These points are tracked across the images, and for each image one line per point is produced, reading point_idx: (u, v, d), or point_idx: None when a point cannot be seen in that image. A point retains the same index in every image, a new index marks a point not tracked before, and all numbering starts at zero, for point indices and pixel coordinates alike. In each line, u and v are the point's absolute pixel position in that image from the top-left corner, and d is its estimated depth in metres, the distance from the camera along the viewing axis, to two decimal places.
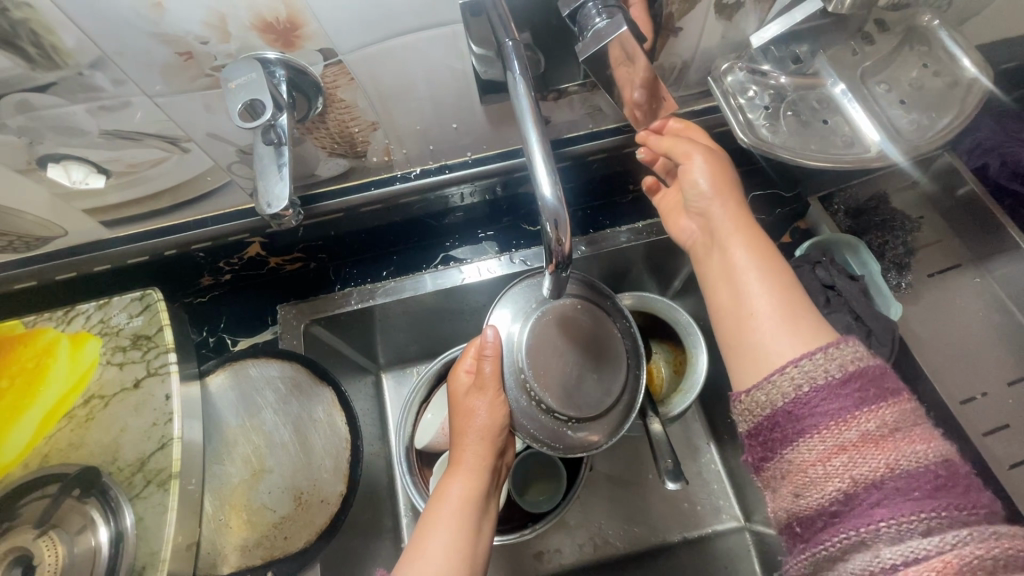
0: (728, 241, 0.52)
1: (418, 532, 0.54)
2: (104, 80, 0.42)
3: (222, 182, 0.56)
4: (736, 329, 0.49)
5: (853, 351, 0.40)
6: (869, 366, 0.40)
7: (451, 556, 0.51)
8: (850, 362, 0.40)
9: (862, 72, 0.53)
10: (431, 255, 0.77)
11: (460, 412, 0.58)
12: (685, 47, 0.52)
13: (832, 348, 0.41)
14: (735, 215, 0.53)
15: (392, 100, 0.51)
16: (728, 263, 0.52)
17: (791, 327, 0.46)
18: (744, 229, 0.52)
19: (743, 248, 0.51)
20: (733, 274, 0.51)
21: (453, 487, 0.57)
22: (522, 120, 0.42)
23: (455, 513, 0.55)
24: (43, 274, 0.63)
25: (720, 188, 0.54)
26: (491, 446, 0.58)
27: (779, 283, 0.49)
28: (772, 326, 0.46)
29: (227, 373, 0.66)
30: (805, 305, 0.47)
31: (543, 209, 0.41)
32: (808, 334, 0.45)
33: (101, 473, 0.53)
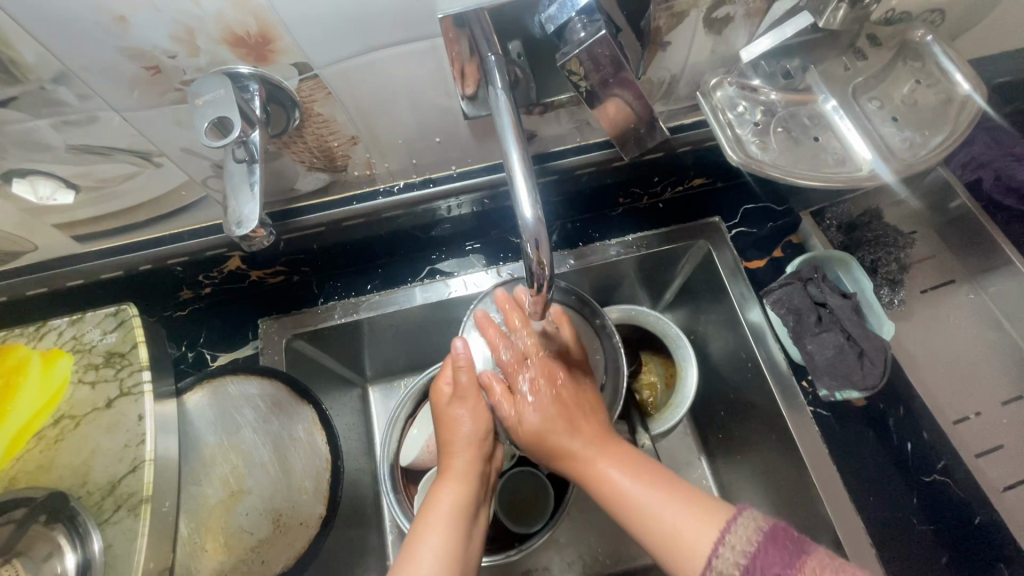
0: (600, 465, 0.54)
1: (408, 542, 0.52)
2: (68, 95, 0.41)
3: (199, 197, 0.55)
4: (648, 529, 0.49)
5: (746, 526, 0.44)
6: (767, 535, 0.42)
7: (444, 562, 0.50)
8: (750, 536, 0.43)
9: (853, 89, 0.52)
10: (417, 268, 0.75)
11: (444, 423, 0.58)
12: (673, 61, 0.51)
13: (731, 535, 0.44)
14: (592, 430, 0.56)
15: (372, 114, 0.49)
16: (610, 488, 0.52)
17: (686, 508, 0.49)
18: (612, 449, 0.55)
19: (617, 468, 0.53)
20: (633, 512, 0.51)
21: (444, 496, 0.55)
22: (504, 137, 0.41)
23: (448, 521, 0.53)
24: (14, 288, 0.61)
25: (571, 423, 0.55)
26: (479, 454, 0.58)
27: (661, 487, 0.51)
28: (674, 514, 0.49)
29: (206, 391, 0.64)
30: (684, 490, 0.51)
31: (524, 229, 0.40)
32: (699, 514, 0.48)
33: (69, 497, 0.51)
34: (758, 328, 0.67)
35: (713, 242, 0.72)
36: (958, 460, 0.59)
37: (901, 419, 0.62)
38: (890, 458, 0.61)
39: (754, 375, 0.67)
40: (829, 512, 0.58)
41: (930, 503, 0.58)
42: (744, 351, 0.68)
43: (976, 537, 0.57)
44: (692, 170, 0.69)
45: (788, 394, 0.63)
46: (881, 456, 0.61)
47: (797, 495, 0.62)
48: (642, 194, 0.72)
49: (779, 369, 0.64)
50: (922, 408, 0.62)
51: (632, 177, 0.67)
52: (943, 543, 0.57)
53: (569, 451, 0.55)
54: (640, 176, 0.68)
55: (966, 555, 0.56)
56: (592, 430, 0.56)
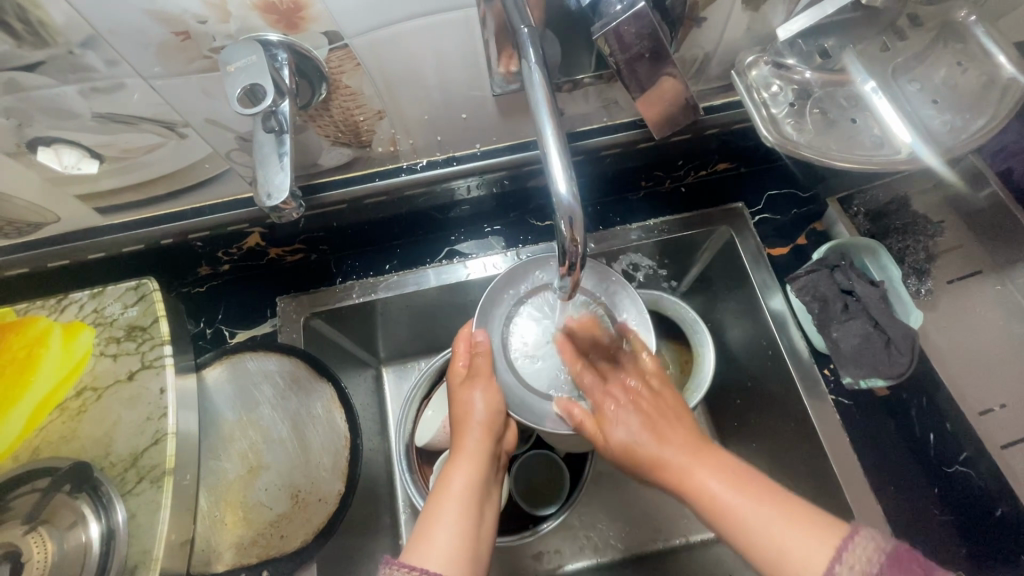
0: (700, 473, 0.52)
1: (421, 521, 0.53)
2: (96, 60, 0.40)
3: (221, 170, 0.54)
4: (749, 535, 0.47)
5: (865, 551, 0.41)
6: (890, 559, 0.39)
7: (457, 541, 0.51)
8: (866, 565, 0.40)
9: (893, 69, 0.51)
10: (435, 249, 0.75)
11: (457, 403, 0.60)
12: (707, 39, 0.49)
13: (848, 558, 0.41)
14: (684, 442, 0.55)
15: (400, 87, 0.48)
16: (707, 497, 0.51)
17: (783, 517, 0.46)
18: (707, 458, 0.53)
19: (715, 477, 0.51)
20: (730, 516, 0.49)
21: (456, 477, 0.56)
22: (536, 112, 0.40)
23: (462, 501, 0.54)
24: (36, 260, 0.61)
25: (661, 432, 0.56)
26: (490, 436, 0.59)
27: (769, 493, 0.49)
28: (778, 527, 0.46)
29: (224, 367, 0.64)
30: (803, 505, 0.47)
31: (559, 206, 0.40)
32: (818, 528, 0.45)
33: (93, 468, 0.51)
34: (780, 315, 0.66)
35: (736, 228, 0.71)
36: (982, 452, 0.59)
37: (924, 409, 0.61)
38: (911, 448, 0.60)
39: (774, 363, 0.66)
40: (847, 500, 0.58)
41: (950, 494, 0.58)
42: (765, 338, 0.68)
43: (996, 528, 0.57)
44: (717, 154, 0.67)
45: (810, 382, 0.63)
46: (902, 447, 0.60)
47: (816, 484, 0.62)
48: (665, 177, 0.71)
49: (800, 357, 0.64)
50: (946, 399, 0.61)
51: (657, 160, 0.66)
52: (962, 533, 0.57)
53: (666, 464, 0.54)
54: (665, 160, 0.67)
55: (986, 546, 0.56)
56: (683, 444, 0.55)
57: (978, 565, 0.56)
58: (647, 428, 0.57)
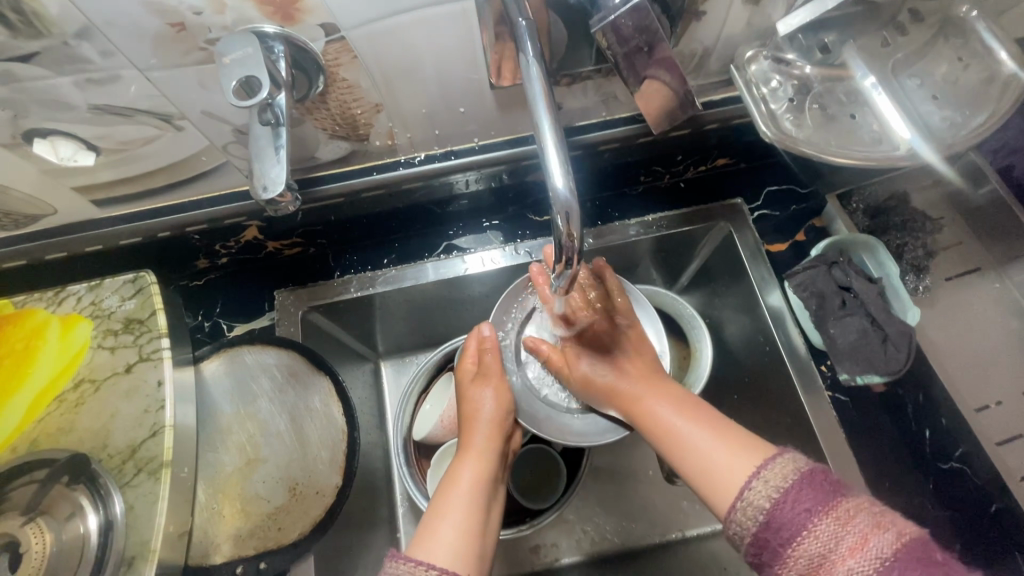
0: (651, 401, 0.57)
1: (428, 514, 0.54)
2: (91, 51, 0.40)
3: (219, 162, 0.54)
4: (692, 456, 0.52)
5: (784, 467, 0.42)
6: (804, 476, 0.41)
7: (465, 532, 0.52)
8: (784, 477, 0.42)
9: (892, 66, 0.51)
10: (434, 244, 0.75)
11: (467, 402, 0.64)
12: (707, 33, 0.49)
13: (766, 472, 0.42)
14: (642, 373, 0.59)
15: (396, 80, 0.48)
16: (656, 421, 0.56)
17: (720, 440, 0.51)
18: (657, 387, 0.58)
19: (665, 405, 0.56)
20: (672, 440, 0.54)
21: (464, 472, 0.58)
22: (533, 105, 0.40)
23: (468, 497, 0.55)
24: (32, 253, 0.61)
25: (620, 367, 0.60)
26: (499, 435, 0.61)
27: (711, 423, 0.54)
28: (722, 452, 0.50)
29: (223, 360, 0.64)
30: (738, 430, 0.52)
31: (554, 200, 0.40)
32: (739, 445, 0.50)
33: (91, 459, 0.51)
34: (778, 311, 0.66)
35: (735, 224, 0.70)
36: (977, 449, 0.59)
37: (920, 406, 0.61)
38: (906, 445, 0.60)
39: (772, 359, 0.66)
40: None
41: (945, 490, 0.58)
42: (763, 335, 0.68)
43: (990, 524, 0.57)
44: (716, 149, 0.67)
45: (806, 378, 0.63)
46: (898, 444, 0.61)
47: None
48: (664, 172, 0.71)
49: (798, 353, 0.64)
50: (942, 397, 0.61)
51: (656, 155, 0.66)
52: (957, 529, 0.57)
53: (622, 392, 0.59)
54: (664, 155, 0.66)
55: (980, 541, 0.56)
56: (640, 373, 0.60)
57: (972, 560, 0.56)
58: (607, 363, 0.61)
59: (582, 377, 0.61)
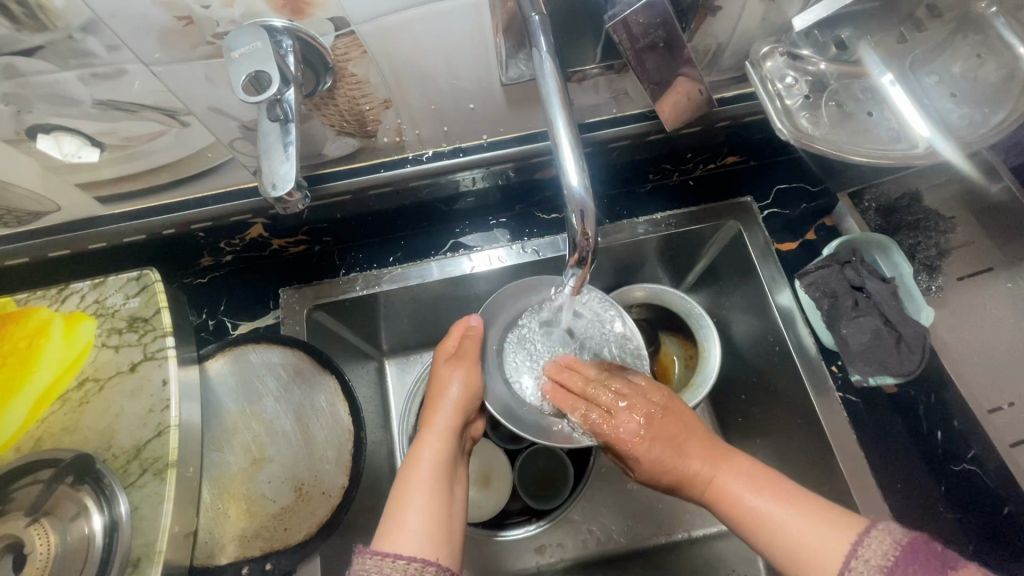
0: (725, 480, 0.55)
1: (393, 496, 0.53)
2: (96, 45, 0.39)
3: (224, 159, 0.53)
4: (764, 531, 0.50)
5: (881, 541, 0.42)
6: (904, 547, 0.40)
7: (429, 513, 0.51)
8: (883, 553, 0.41)
9: (911, 61, 0.50)
10: (440, 242, 0.74)
11: (436, 383, 0.61)
12: (722, 28, 0.48)
13: (864, 549, 0.42)
14: (679, 438, 0.58)
15: (406, 76, 0.47)
16: (732, 500, 0.53)
17: (810, 518, 0.48)
18: (733, 467, 0.56)
19: (740, 483, 0.54)
20: (765, 523, 0.50)
21: (426, 452, 0.56)
22: (547, 103, 0.39)
23: (433, 475, 0.54)
24: (35, 250, 0.60)
25: (676, 444, 0.58)
26: (462, 416, 0.60)
27: (790, 496, 0.51)
28: (801, 525, 0.48)
29: (228, 358, 0.64)
30: (815, 497, 0.50)
31: (569, 198, 0.39)
32: (830, 520, 0.47)
33: (96, 459, 0.51)
34: (788, 311, 0.65)
35: (744, 223, 0.70)
36: (990, 451, 0.58)
37: (932, 407, 0.61)
38: (918, 446, 0.60)
39: (781, 359, 0.66)
40: (853, 498, 0.57)
41: (957, 491, 0.58)
42: (772, 334, 0.67)
43: (1002, 527, 0.56)
44: (727, 147, 0.66)
45: (817, 379, 0.62)
46: (909, 445, 0.60)
47: (822, 482, 0.61)
48: (673, 170, 0.70)
49: (808, 353, 0.63)
50: (954, 399, 0.61)
51: (666, 153, 0.65)
52: (968, 532, 0.57)
53: (683, 474, 0.57)
54: (674, 153, 0.66)
55: (990, 544, 0.56)
56: (711, 451, 0.58)
57: (983, 563, 0.56)
58: (667, 447, 0.58)
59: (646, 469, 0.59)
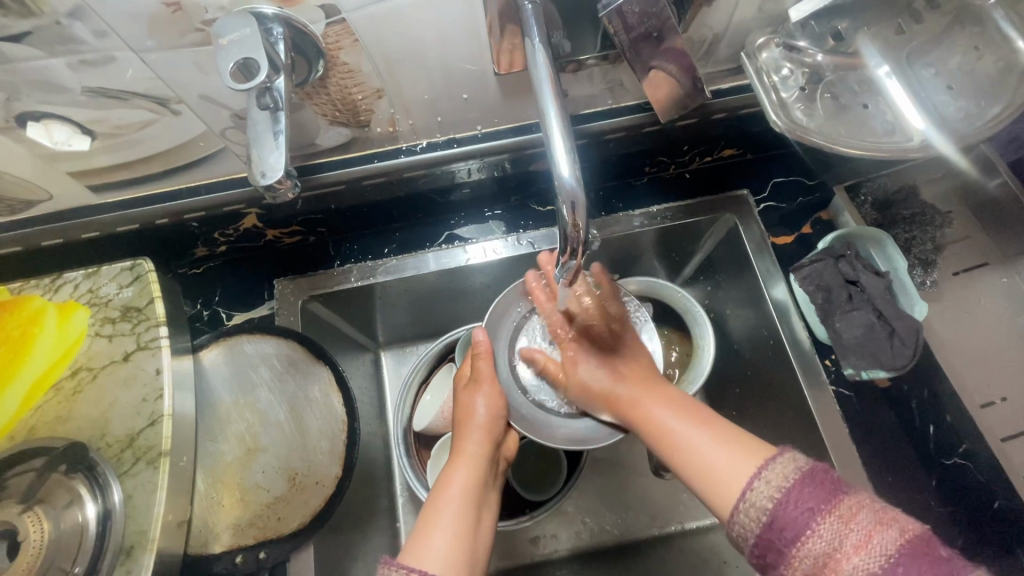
0: (650, 402, 0.57)
1: (421, 517, 0.54)
2: (84, 31, 0.39)
3: (216, 148, 0.53)
4: (686, 453, 0.53)
5: (787, 465, 0.42)
6: (805, 475, 0.41)
7: (458, 539, 0.51)
8: (785, 478, 0.41)
9: (908, 54, 0.49)
10: (435, 234, 0.74)
11: (459, 408, 0.62)
12: (717, 18, 0.48)
13: (767, 472, 0.42)
14: (637, 378, 0.60)
15: (399, 65, 0.47)
16: (657, 426, 0.55)
17: (725, 446, 0.51)
18: (657, 392, 0.58)
19: (665, 410, 0.56)
20: (675, 445, 0.54)
21: (454, 478, 0.56)
22: (540, 92, 0.39)
23: (459, 501, 0.54)
24: (27, 239, 0.60)
25: (619, 370, 0.61)
26: (490, 440, 0.60)
27: (700, 419, 0.54)
28: (718, 454, 0.50)
29: (221, 349, 0.64)
30: (735, 432, 0.52)
31: (560, 189, 0.39)
32: (742, 447, 0.50)
33: (89, 448, 0.51)
34: (782, 305, 0.65)
35: (740, 216, 0.70)
36: (982, 445, 0.59)
37: (925, 402, 0.61)
38: (910, 440, 0.60)
39: (775, 353, 0.66)
40: None
41: (949, 486, 0.58)
42: (766, 328, 0.67)
43: (992, 520, 0.57)
44: (723, 140, 0.66)
45: (810, 372, 0.62)
46: (901, 439, 0.60)
47: None
48: (669, 163, 0.70)
49: (802, 347, 0.63)
50: (948, 394, 0.61)
51: (662, 145, 0.65)
52: (960, 526, 0.57)
53: (620, 397, 0.59)
54: (671, 145, 0.65)
55: (981, 538, 0.56)
56: (636, 378, 0.60)
57: (973, 558, 0.56)
58: (605, 368, 0.61)
59: (582, 385, 0.60)
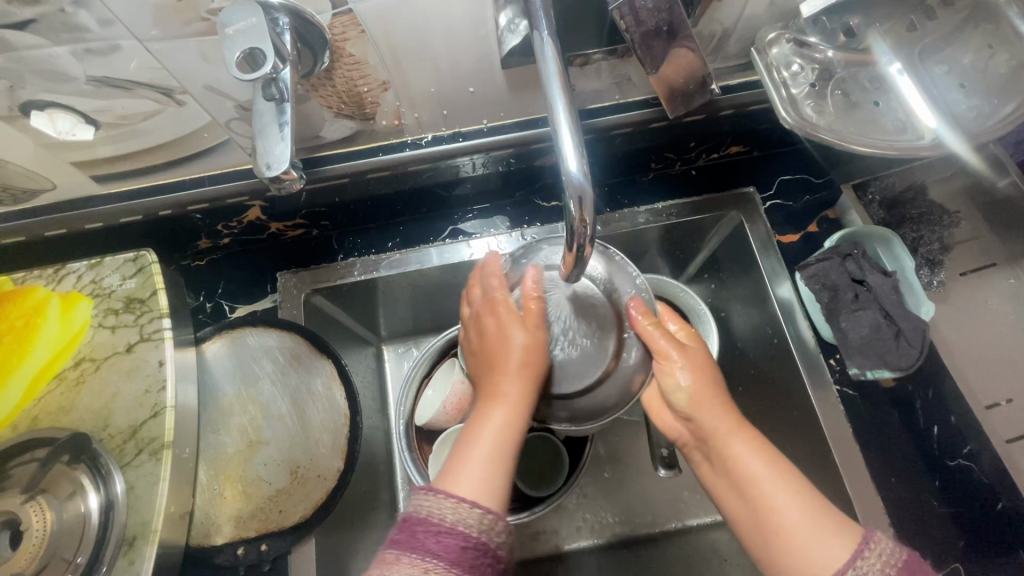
0: (737, 444, 0.51)
1: (461, 438, 0.49)
2: (89, 20, 0.38)
3: (221, 140, 0.53)
4: (761, 504, 0.48)
5: (880, 555, 0.40)
6: (904, 567, 0.39)
7: (492, 467, 0.46)
8: (882, 570, 0.39)
9: (919, 51, 0.49)
10: (439, 229, 0.74)
11: (491, 340, 0.50)
12: (727, 13, 0.47)
13: (863, 559, 0.40)
14: (724, 407, 0.53)
15: (405, 57, 0.47)
16: (738, 467, 0.50)
17: (808, 512, 0.46)
18: (744, 428, 0.52)
19: (752, 451, 0.50)
20: (754, 492, 0.48)
21: (494, 415, 0.48)
22: (548, 86, 0.38)
23: (499, 435, 0.48)
24: (31, 229, 0.59)
25: (700, 370, 0.53)
26: (535, 379, 0.48)
27: (789, 479, 0.48)
28: (800, 516, 0.46)
29: (224, 341, 0.64)
30: (816, 494, 0.47)
31: (567, 183, 0.39)
32: (829, 521, 0.45)
33: (92, 439, 0.51)
34: (787, 304, 0.65)
35: (746, 214, 0.69)
36: (987, 446, 0.59)
37: (929, 402, 0.61)
38: (913, 440, 0.60)
39: (780, 352, 0.65)
40: (848, 491, 0.57)
41: (951, 486, 0.58)
42: (771, 326, 0.67)
43: (994, 522, 0.56)
44: (731, 137, 0.66)
45: (815, 371, 0.62)
46: (904, 438, 0.60)
47: (818, 475, 0.61)
48: (676, 160, 0.69)
49: (806, 346, 0.63)
50: (952, 394, 0.61)
51: (669, 141, 0.64)
52: (960, 527, 0.57)
53: (704, 417, 0.53)
54: (678, 141, 0.65)
55: (982, 539, 0.56)
56: (723, 400, 0.54)
57: (974, 558, 0.56)
58: (701, 377, 0.53)
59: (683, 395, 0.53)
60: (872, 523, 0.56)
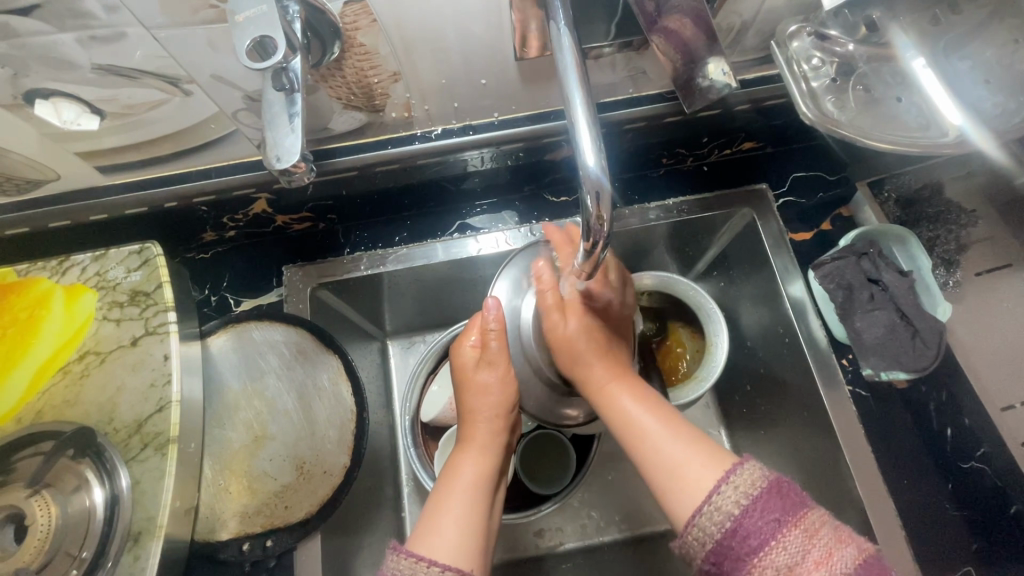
0: (615, 389, 0.52)
1: (427, 508, 0.51)
2: (96, 6, 0.38)
3: (228, 130, 0.52)
4: (647, 444, 0.49)
5: (746, 479, 0.40)
6: (769, 485, 0.39)
7: (469, 536, 0.48)
8: (745, 493, 0.39)
9: (942, 46, 0.47)
10: (447, 223, 0.73)
11: (467, 390, 0.56)
12: (746, 6, 0.46)
13: (733, 481, 0.40)
14: (618, 366, 0.53)
15: (417, 47, 0.46)
16: (620, 412, 0.51)
17: (688, 445, 0.47)
18: (627, 378, 0.53)
19: (629, 397, 0.52)
20: (637, 435, 0.50)
21: (466, 465, 0.54)
22: (566, 79, 0.37)
23: (469, 489, 0.52)
24: (35, 220, 0.59)
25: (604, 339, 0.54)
26: (501, 423, 0.56)
27: (672, 422, 0.50)
28: (670, 447, 0.48)
29: (230, 335, 0.63)
30: (705, 435, 0.48)
31: (585, 178, 0.38)
32: (713, 460, 0.45)
33: (97, 433, 0.50)
34: (799, 303, 0.64)
35: (759, 211, 0.68)
36: (1002, 449, 0.58)
37: (943, 403, 0.60)
38: (926, 442, 0.59)
39: (792, 351, 0.64)
40: (859, 493, 0.57)
41: (965, 489, 0.57)
42: (782, 325, 0.66)
43: (1008, 527, 0.56)
44: (744, 133, 0.64)
45: (827, 372, 0.61)
46: (917, 440, 0.59)
47: (827, 476, 0.61)
48: (687, 155, 0.68)
49: (818, 346, 0.62)
50: (967, 396, 0.60)
51: (682, 136, 0.63)
52: (973, 530, 0.56)
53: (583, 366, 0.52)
54: (691, 136, 0.64)
55: (995, 543, 0.56)
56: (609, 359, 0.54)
57: (987, 562, 0.55)
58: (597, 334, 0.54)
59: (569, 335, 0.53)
60: (885, 525, 0.55)
